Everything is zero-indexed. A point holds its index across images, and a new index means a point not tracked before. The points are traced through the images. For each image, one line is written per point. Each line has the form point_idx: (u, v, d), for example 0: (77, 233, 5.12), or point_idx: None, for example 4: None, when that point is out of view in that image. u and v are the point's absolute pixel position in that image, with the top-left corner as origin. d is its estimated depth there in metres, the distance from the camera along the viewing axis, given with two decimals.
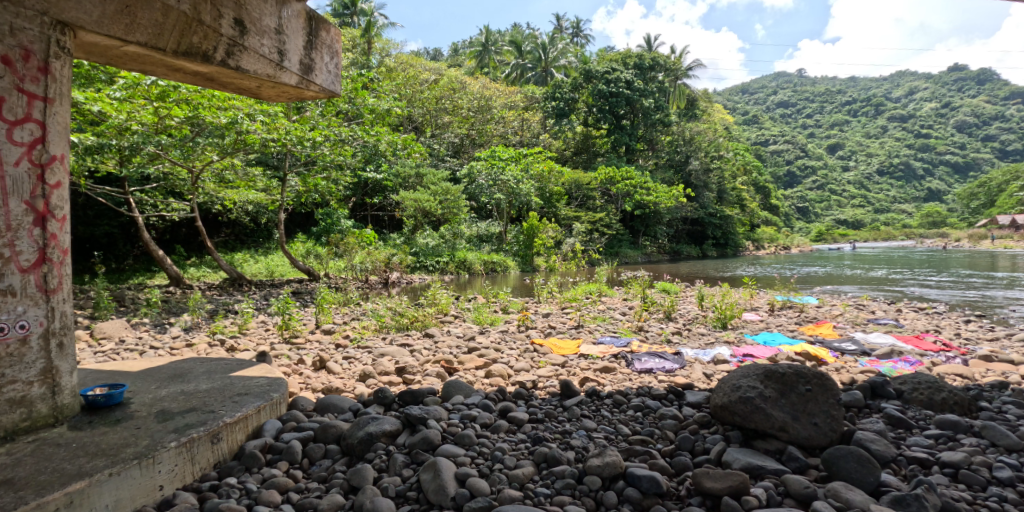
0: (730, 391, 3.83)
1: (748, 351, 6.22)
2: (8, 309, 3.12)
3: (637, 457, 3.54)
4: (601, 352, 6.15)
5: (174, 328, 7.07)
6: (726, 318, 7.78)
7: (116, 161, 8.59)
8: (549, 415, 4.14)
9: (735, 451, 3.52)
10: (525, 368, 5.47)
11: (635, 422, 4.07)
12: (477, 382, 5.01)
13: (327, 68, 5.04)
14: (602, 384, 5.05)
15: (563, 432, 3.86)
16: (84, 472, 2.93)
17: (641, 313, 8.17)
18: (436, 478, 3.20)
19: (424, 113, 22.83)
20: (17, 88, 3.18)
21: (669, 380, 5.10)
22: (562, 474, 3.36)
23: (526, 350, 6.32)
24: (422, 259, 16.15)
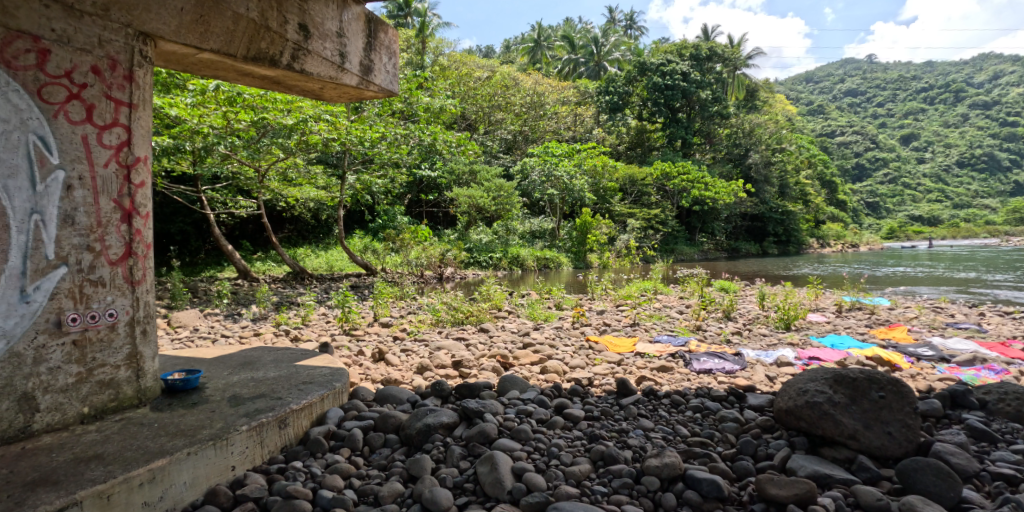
0: (796, 395, 3.78)
1: (814, 353, 6.07)
2: (99, 298, 3.38)
3: (697, 459, 3.53)
4: (657, 350, 6.12)
5: (242, 319, 7.45)
6: (790, 319, 7.58)
7: (189, 162, 9.14)
8: (605, 413, 4.18)
9: (801, 458, 3.45)
10: (581, 365, 5.51)
11: (694, 424, 4.05)
12: (533, 378, 5.09)
13: (386, 69, 5.21)
14: (659, 383, 5.04)
15: (619, 430, 3.89)
16: (165, 450, 3.13)
17: (698, 312, 8.05)
18: (492, 471, 3.28)
19: (477, 110, 23.17)
20: (106, 95, 3.42)
21: (729, 381, 5.04)
22: (619, 473, 3.38)
23: (581, 347, 6.37)
24: (476, 254, 16.43)
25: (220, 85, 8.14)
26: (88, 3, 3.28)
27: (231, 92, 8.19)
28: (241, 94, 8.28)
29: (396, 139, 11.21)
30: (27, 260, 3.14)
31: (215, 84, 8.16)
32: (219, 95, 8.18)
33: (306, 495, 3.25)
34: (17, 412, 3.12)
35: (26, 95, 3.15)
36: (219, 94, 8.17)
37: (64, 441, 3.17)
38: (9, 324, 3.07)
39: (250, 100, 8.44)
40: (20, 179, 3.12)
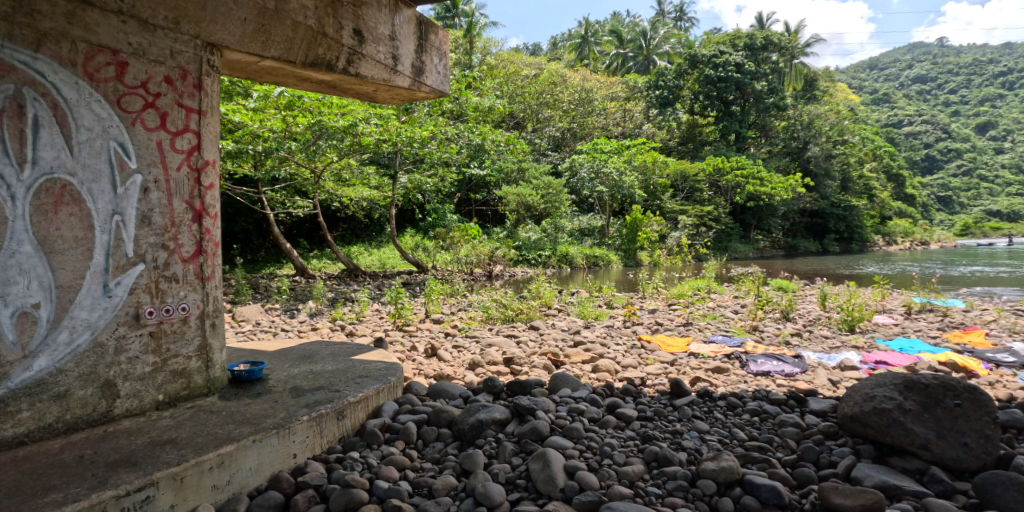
0: (862, 401, 3.69)
1: (881, 357, 5.86)
2: (173, 293, 3.62)
3: (755, 464, 3.50)
4: (712, 351, 6.04)
5: (300, 314, 7.75)
6: (854, 321, 7.34)
7: (250, 164, 9.57)
8: (658, 413, 4.18)
9: (867, 467, 3.36)
10: (633, 364, 5.51)
11: (751, 427, 4.01)
12: (585, 377, 5.13)
13: (437, 69, 5.34)
14: (715, 384, 4.99)
15: (673, 431, 3.89)
16: (233, 437, 3.31)
17: (755, 312, 7.87)
18: (545, 468, 3.34)
19: (525, 108, 23.27)
20: (178, 103, 3.64)
21: (788, 384, 4.94)
22: (674, 475, 3.38)
23: (633, 346, 6.35)
24: (525, 252, 16.54)
25: (282, 90, 8.52)
26: (160, 17, 3.50)
27: (292, 97, 8.51)
28: (301, 99, 8.63)
29: (446, 138, 11.38)
30: (110, 257, 3.38)
31: (277, 89, 8.53)
32: (281, 100, 8.53)
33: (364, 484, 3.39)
34: (101, 398, 3.36)
35: (107, 105, 3.38)
36: (281, 99, 8.54)
37: (142, 426, 3.40)
38: (93, 316, 3.32)
39: (308, 104, 8.78)
40: (102, 182, 3.36)
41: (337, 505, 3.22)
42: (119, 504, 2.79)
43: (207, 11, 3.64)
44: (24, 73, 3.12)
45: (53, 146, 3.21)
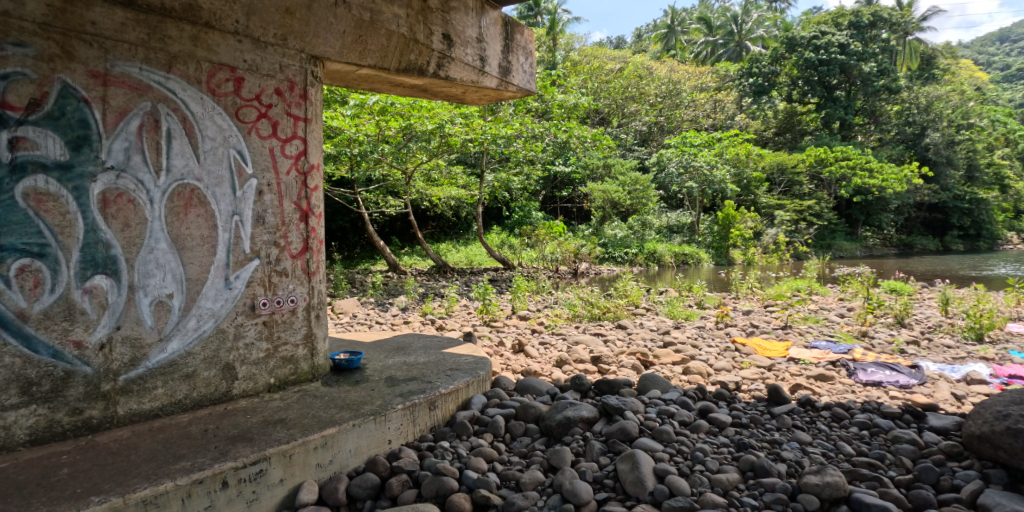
0: (993, 420, 3.48)
1: (1013, 370, 5.37)
2: (284, 286, 3.98)
3: (864, 482, 3.37)
4: (814, 357, 5.79)
5: (393, 308, 8.15)
6: (982, 329, 6.76)
7: (348, 167, 10.17)
8: (754, 421, 4.11)
9: (996, 495, 3.13)
10: (727, 368, 5.42)
11: (860, 442, 3.86)
12: (675, 378, 5.12)
13: (523, 68, 5.47)
14: (818, 393, 4.81)
15: (771, 441, 3.82)
16: (335, 420, 3.57)
17: (864, 316, 7.44)
18: (633, 470, 3.37)
19: (610, 104, 23.11)
20: (287, 113, 3.97)
21: (903, 397, 4.66)
22: (772, 487, 3.32)
23: (726, 349, 6.22)
24: (611, 250, 16.45)
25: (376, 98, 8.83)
26: (270, 35, 3.82)
27: (385, 104, 8.81)
28: (393, 105, 8.92)
29: (531, 136, 11.50)
30: (230, 254, 3.76)
31: (372, 97, 8.88)
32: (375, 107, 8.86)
33: (453, 473, 3.55)
34: (222, 380, 3.73)
35: (228, 117, 3.73)
36: (375, 106, 8.87)
37: (256, 405, 3.74)
38: (217, 306, 3.70)
39: (400, 109, 9.07)
40: (224, 187, 3.72)
41: (429, 491, 3.39)
42: (237, 475, 3.08)
43: (310, 26, 3.94)
44: (159, 91, 3.47)
45: (184, 155, 3.57)
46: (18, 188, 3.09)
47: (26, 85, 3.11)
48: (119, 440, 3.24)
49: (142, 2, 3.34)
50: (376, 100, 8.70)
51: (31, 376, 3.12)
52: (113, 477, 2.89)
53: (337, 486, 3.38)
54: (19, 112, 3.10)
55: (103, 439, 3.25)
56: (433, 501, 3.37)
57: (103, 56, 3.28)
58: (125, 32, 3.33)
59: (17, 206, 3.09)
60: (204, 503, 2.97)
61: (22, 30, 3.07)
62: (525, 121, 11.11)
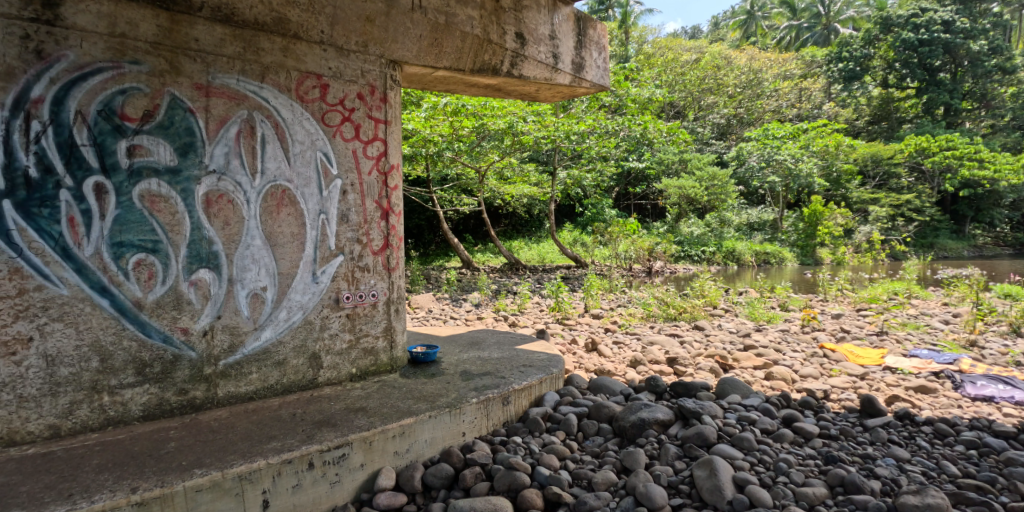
0: None
1: None
2: (366, 281, 4.21)
3: (969, 506, 3.20)
4: (914, 367, 5.45)
5: (467, 304, 8.35)
6: None
7: (423, 166, 10.48)
8: (844, 432, 3.98)
9: None
10: (813, 374, 5.24)
11: (966, 462, 3.65)
12: (756, 383, 5.02)
13: (597, 63, 5.43)
14: (918, 406, 4.54)
15: (863, 456, 3.69)
16: (412, 411, 3.73)
17: (971, 323, 6.91)
18: (711, 477, 3.34)
19: (686, 96, 22.52)
20: (369, 116, 4.18)
21: (1017, 415, 4.32)
22: (864, 505, 3.21)
23: (813, 355, 5.98)
24: (687, 248, 16.07)
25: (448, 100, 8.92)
26: (352, 42, 4.02)
27: (457, 106, 8.98)
28: (464, 107, 9.07)
29: (604, 132, 11.38)
30: (317, 250, 4.00)
31: (444, 100, 8.97)
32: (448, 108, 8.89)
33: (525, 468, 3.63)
34: (308, 368, 3.98)
35: (315, 122, 3.97)
36: (448, 107, 8.94)
37: (339, 393, 3.96)
38: (305, 298, 3.96)
39: (472, 108, 9.18)
40: (312, 187, 3.97)
41: (501, 485, 3.50)
42: (322, 457, 3.28)
43: (388, 32, 4.12)
44: (254, 100, 3.73)
45: (276, 158, 3.83)
46: (135, 190, 3.41)
47: (140, 98, 3.41)
48: (219, 419, 3.52)
49: (238, 18, 3.61)
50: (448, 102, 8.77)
51: (145, 358, 3.45)
52: (213, 452, 3.15)
53: (413, 474, 3.54)
54: (135, 122, 3.41)
55: (204, 417, 3.55)
56: (505, 494, 3.47)
57: (205, 69, 3.57)
58: (223, 47, 3.61)
59: (134, 206, 3.41)
60: (292, 482, 3.19)
61: (137, 49, 3.37)
62: (598, 117, 11.03)
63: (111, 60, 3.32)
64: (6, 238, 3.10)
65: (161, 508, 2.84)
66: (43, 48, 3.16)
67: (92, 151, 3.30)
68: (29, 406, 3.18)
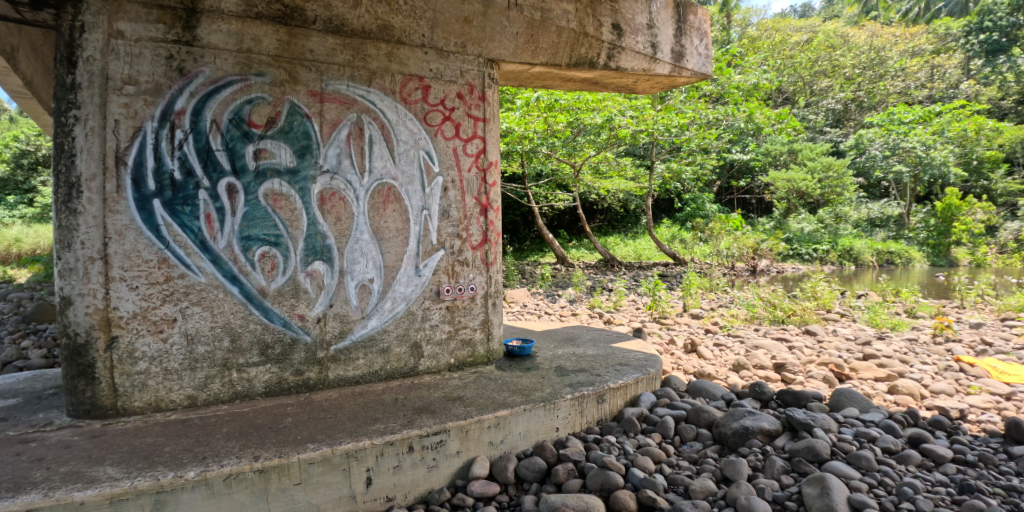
0: None
1: None
2: (466, 275, 4.39)
3: None
4: None
5: (561, 300, 8.39)
6: None
7: (519, 163, 10.67)
8: (982, 458, 3.66)
9: None
10: (946, 391, 4.82)
11: None
12: (877, 397, 4.71)
13: (698, 51, 5.23)
14: None
15: (1006, 487, 3.38)
16: (508, 403, 3.84)
17: None
18: (823, 495, 3.21)
19: (796, 81, 21.19)
20: (468, 114, 4.34)
21: None
22: None
23: (945, 369, 5.47)
24: (796, 246, 15.13)
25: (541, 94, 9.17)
26: (452, 44, 4.21)
27: (550, 100, 9.19)
28: (559, 101, 9.24)
29: (705, 122, 11.02)
30: (420, 244, 4.23)
31: (537, 95, 9.22)
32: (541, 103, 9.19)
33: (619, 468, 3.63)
34: (410, 356, 4.21)
35: (418, 122, 4.18)
36: (541, 103, 9.20)
37: (438, 381, 4.15)
38: (408, 290, 4.19)
39: (565, 103, 9.33)
40: (415, 184, 4.19)
41: (594, 483, 3.52)
42: (421, 441, 3.47)
43: (486, 32, 4.27)
44: (362, 103, 4.00)
45: (383, 157, 4.08)
46: (261, 190, 3.77)
47: (264, 107, 3.77)
48: (329, 399, 3.81)
49: (347, 28, 3.89)
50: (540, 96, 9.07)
51: (268, 340, 3.81)
52: (324, 429, 3.42)
53: (506, 465, 3.65)
54: (260, 128, 3.76)
55: (317, 397, 3.85)
56: (597, 493, 3.50)
57: (319, 77, 3.88)
58: (335, 55, 3.90)
59: (260, 204, 3.77)
60: (393, 462, 3.39)
61: (261, 62, 3.73)
62: (698, 107, 10.73)
63: (240, 74, 3.69)
64: (155, 233, 3.53)
65: (279, 476, 3.12)
66: (184, 66, 3.57)
67: (224, 155, 3.69)
68: (172, 377, 3.60)
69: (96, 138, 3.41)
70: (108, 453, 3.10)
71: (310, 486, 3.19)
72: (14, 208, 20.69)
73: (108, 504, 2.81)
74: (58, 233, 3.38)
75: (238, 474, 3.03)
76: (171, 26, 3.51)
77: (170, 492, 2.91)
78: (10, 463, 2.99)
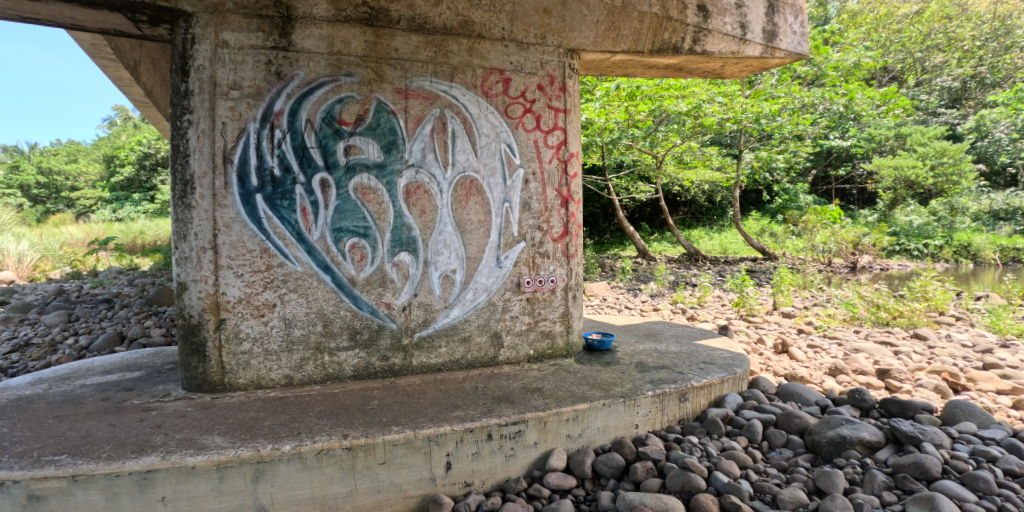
0: None
1: None
2: (546, 267, 4.43)
3: None
4: None
5: (643, 294, 8.24)
6: None
7: (599, 155, 10.58)
8: None
9: None
10: None
11: None
12: (999, 412, 4.31)
13: (793, 29, 4.82)
14: None
15: None
16: (587, 397, 3.85)
17: None
18: None
19: (905, 58, 19.54)
20: (548, 106, 4.37)
21: None
22: None
23: None
24: (904, 242, 13.96)
25: (622, 83, 9.05)
26: (532, 35, 4.26)
27: (631, 87, 8.98)
28: (639, 88, 9.02)
29: (799, 107, 10.46)
30: (501, 236, 4.31)
31: (617, 84, 9.11)
32: (621, 92, 9.05)
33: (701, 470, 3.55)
34: (490, 346, 4.30)
35: (499, 115, 4.26)
36: (621, 92, 9.07)
37: (517, 372, 4.22)
38: (490, 281, 4.29)
39: (647, 91, 9.15)
40: (496, 177, 4.28)
41: (674, 484, 3.47)
42: (500, 430, 3.55)
43: (566, 22, 4.28)
44: (445, 98, 4.13)
45: (465, 151, 4.20)
46: (351, 184, 3.99)
47: (354, 105, 3.97)
48: (413, 385, 3.97)
49: (429, 26, 4.03)
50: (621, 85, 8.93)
51: (357, 326, 4.02)
52: (407, 413, 3.57)
53: (584, 459, 3.66)
54: (350, 125, 3.98)
55: (401, 382, 4.02)
56: (678, 495, 3.45)
57: (404, 75, 4.04)
58: (418, 53, 4.05)
59: (350, 197, 3.99)
60: (472, 449, 3.49)
61: (351, 63, 3.94)
62: (792, 91, 10.16)
63: (331, 75, 3.91)
64: (257, 225, 3.82)
65: (366, 455, 3.30)
66: (282, 70, 3.83)
67: (318, 152, 3.93)
68: (272, 358, 3.89)
69: (206, 139, 3.72)
70: (216, 424, 3.40)
71: (393, 466, 3.35)
72: (139, 204, 22.95)
73: (215, 469, 3.09)
74: (175, 225, 3.74)
75: (328, 450, 3.23)
76: (269, 33, 3.78)
77: (268, 462, 3.16)
78: (135, 428, 3.35)
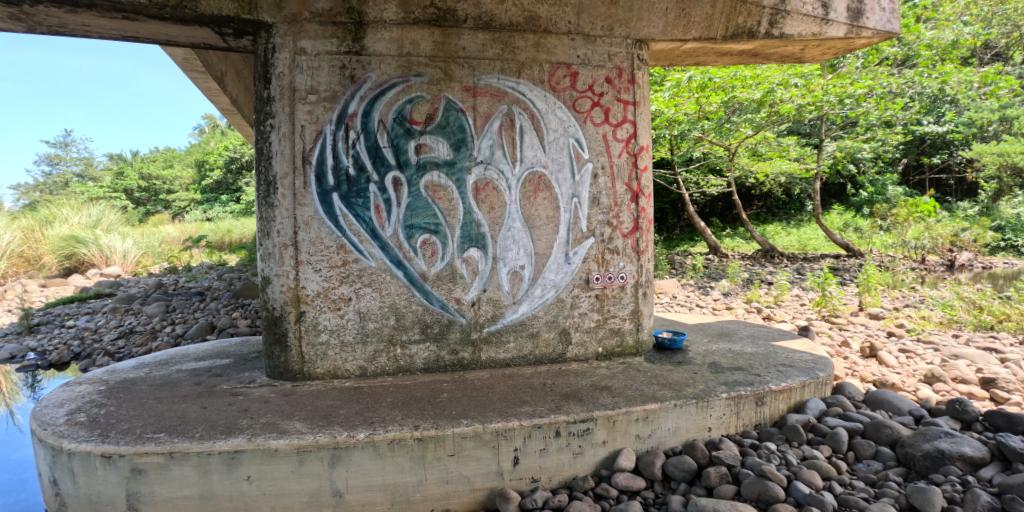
0: None
1: None
2: (616, 263, 4.39)
3: None
4: None
5: (715, 293, 7.99)
6: None
7: (668, 148, 10.41)
8: None
9: None
10: None
11: None
12: None
13: (883, 6, 4.50)
14: None
15: None
16: (657, 397, 3.77)
17: None
18: None
19: (1010, 32, 17.87)
20: (617, 99, 4.33)
21: None
22: None
23: None
24: (1012, 236, 12.92)
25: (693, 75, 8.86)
26: (598, 28, 4.22)
27: (703, 79, 8.81)
28: (712, 79, 8.83)
29: (887, 93, 9.83)
30: (570, 232, 4.30)
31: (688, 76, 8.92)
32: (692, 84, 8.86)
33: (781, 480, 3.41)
34: (559, 342, 4.29)
35: (566, 110, 4.25)
36: (692, 83, 8.88)
37: (585, 370, 4.19)
38: (558, 278, 4.29)
39: (719, 81, 8.91)
40: (565, 172, 4.27)
41: (750, 493, 3.35)
42: (568, 427, 3.53)
43: (634, 12, 4.22)
44: (513, 95, 4.16)
45: (533, 146, 4.21)
46: (422, 181, 4.09)
47: (423, 105, 4.07)
48: (481, 379, 4.03)
49: (496, 23, 4.06)
50: (692, 76, 8.77)
51: (428, 320, 4.12)
52: (476, 407, 3.62)
53: (653, 460, 3.58)
54: (420, 124, 4.08)
55: (471, 376, 4.09)
56: (754, 503, 3.32)
57: (472, 73, 4.10)
58: (485, 50, 4.11)
59: (421, 195, 4.09)
60: (540, 445, 3.50)
61: (420, 63, 4.04)
62: (879, 76, 9.57)
63: (401, 76, 4.03)
64: (334, 222, 3.98)
65: (435, 446, 3.37)
66: (355, 73, 3.98)
67: (390, 151, 4.05)
68: (348, 350, 4.04)
69: (287, 142, 3.92)
70: (297, 410, 3.57)
71: (462, 459, 3.41)
72: (226, 205, 24.59)
73: (296, 453, 3.24)
74: (261, 224, 3.96)
75: (400, 440, 3.33)
76: (343, 39, 3.93)
77: (344, 449, 3.28)
78: (224, 411, 3.57)
